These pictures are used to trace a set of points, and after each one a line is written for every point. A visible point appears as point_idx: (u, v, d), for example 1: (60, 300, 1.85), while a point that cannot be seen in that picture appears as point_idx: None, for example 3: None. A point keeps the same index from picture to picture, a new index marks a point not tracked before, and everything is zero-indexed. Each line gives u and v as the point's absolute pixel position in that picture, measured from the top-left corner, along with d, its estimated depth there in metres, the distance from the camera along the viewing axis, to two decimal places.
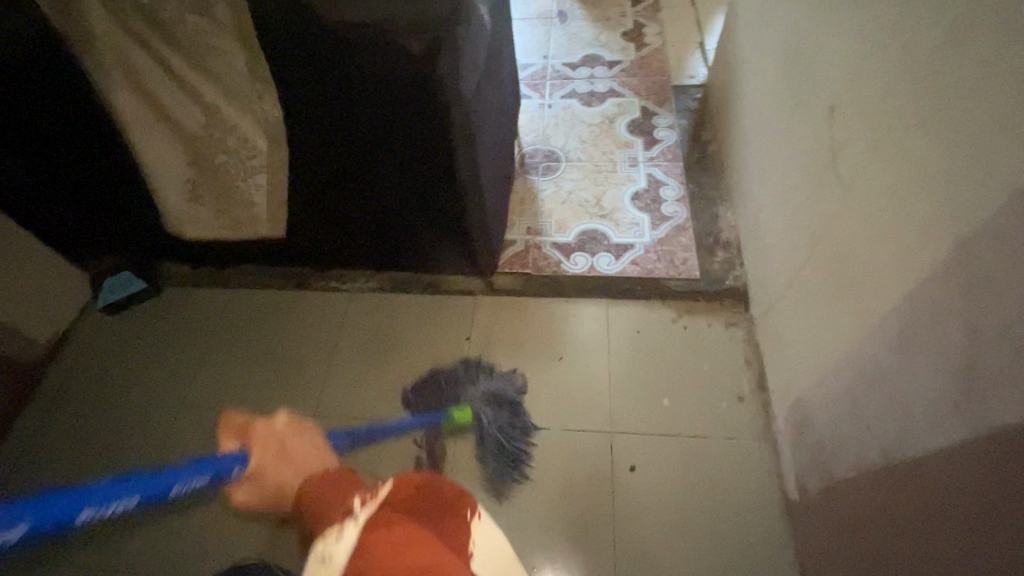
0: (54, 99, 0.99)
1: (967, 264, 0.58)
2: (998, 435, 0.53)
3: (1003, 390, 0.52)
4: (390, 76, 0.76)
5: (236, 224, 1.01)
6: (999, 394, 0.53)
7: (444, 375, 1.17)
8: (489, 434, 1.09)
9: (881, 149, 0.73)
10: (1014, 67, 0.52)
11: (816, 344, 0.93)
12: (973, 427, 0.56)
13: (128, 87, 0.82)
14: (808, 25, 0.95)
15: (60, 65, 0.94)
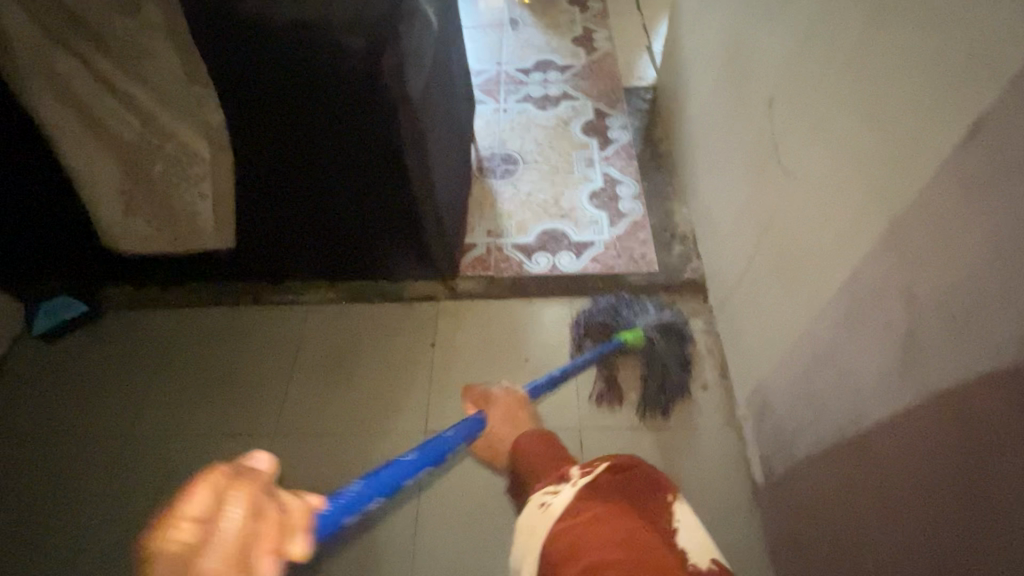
0: None
1: (898, 236, 0.60)
2: (940, 401, 0.55)
3: (940, 361, 0.55)
4: (332, 77, 0.75)
5: (179, 234, 0.98)
6: (935, 364, 0.56)
7: (594, 318, 1.20)
8: (654, 358, 1.13)
9: (817, 139, 0.77)
10: (930, 56, 0.56)
11: (769, 330, 0.96)
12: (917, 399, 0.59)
13: (53, 93, 0.78)
14: (744, 25, 1.00)
15: None
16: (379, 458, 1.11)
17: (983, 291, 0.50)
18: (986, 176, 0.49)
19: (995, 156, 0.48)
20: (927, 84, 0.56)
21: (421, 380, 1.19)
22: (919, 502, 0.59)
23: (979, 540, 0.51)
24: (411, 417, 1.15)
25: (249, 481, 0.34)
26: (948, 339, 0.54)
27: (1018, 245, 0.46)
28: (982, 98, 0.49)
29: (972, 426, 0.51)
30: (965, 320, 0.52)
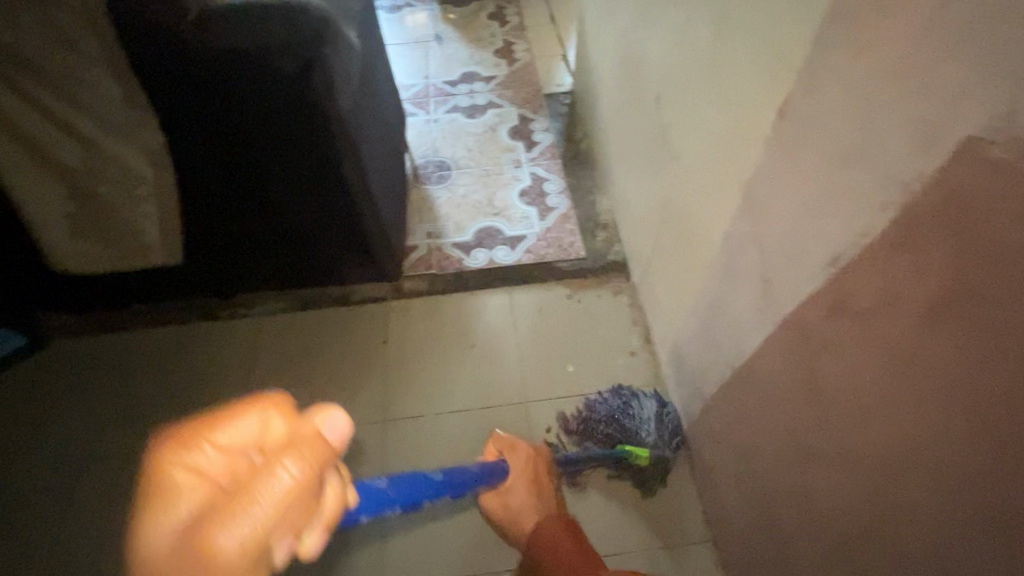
0: None
1: (743, 199, 0.76)
2: (779, 325, 0.70)
3: (776, 293, 0.70)
4: (264, 94, 0.83)
5: (128, 253, 1.02)
6: (774, 296, 0.71)
7: (599, 415, 1.14)
8: (646, 470, 1.09)
9: (691, 127, 0.92)
10: (746, 56, 0.71)
11: (674, 294, 1.11)
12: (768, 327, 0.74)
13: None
14: (633, 33, 1.15)
15: None
16: (340, 451, 1.18)
17: (793, 233, 0.65)
18: (785, 144, 0.64)
19: (788, 129, 0.63)
20: (746, 78, 0.71)
21: (375, 376, 1.27)
22: (777, 409, 0.74)
23: (814, 427, 0.66)
24: (368, 411, 1.23)
25: (313, 453, 0.31)
26: (777, 275, 0.69)
27: (807, 195, 0.61)
28: (776, 87, 0.64)
29: (799, 338, 0.66)
30: (785, 260, 0.67)
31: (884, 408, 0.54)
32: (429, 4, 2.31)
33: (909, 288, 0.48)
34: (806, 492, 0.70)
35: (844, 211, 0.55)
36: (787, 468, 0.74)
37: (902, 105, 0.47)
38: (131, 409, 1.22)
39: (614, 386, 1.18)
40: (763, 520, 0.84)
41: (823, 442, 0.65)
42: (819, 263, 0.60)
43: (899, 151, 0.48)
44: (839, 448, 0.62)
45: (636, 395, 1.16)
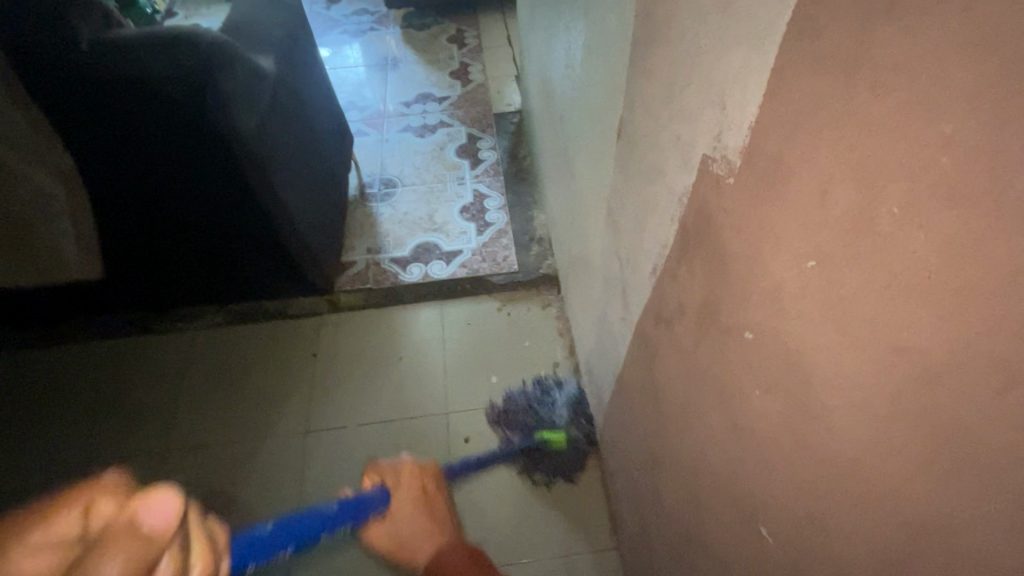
0: None
1: (608, 215, 0.79)
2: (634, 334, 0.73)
3: (630, 304, 0.73)
4: (160, 117, 0.88)
5: (48, 269, 1.06)
6: (629, 308, 0.74)
7: (517, 410, 1.20)
8: (557, 458, 1.14)
9: (580, 145, 0.96)
10: (600, 77, 0.75)
11: (584, 306, 1.13)
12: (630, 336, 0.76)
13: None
14: (545, 53, 1.20)
15: None
16: (261, 462, 1.20)
17: (633, 246, 0.68)
18: (623, 160, 0.67)
19: (623, 145, 0.66)
20: (601, 97, 0.75)
21: (302, 388, 1.30)
22: (640, 415, 0.76)
23: (659, 431, 0.68)
24: (292, 422, 1.25)
25: None
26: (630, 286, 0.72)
27: (637, 208, 0.64)
28: (615, 107, 0.68)
29: (643, 347, 0.69)
30: (631, 270, 0.70)
31: (690, 413, 0.56)
32: (392, 28, 2.39)
33: (688, 298, 0.51)
34: (659, 498, 0.72)
35: (654, 227, 0.58)
36: (649, 474, 0.77)
37: (673, 126, 0.50)
38: (65, 420, 1.27)
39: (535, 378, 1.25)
40: (643, 530, 0.85)
41: (666, 448, 0.67)
42: (646, 274, 0.63)
43: (674, 169, 0.51)
44: (672, 452, 0.64)
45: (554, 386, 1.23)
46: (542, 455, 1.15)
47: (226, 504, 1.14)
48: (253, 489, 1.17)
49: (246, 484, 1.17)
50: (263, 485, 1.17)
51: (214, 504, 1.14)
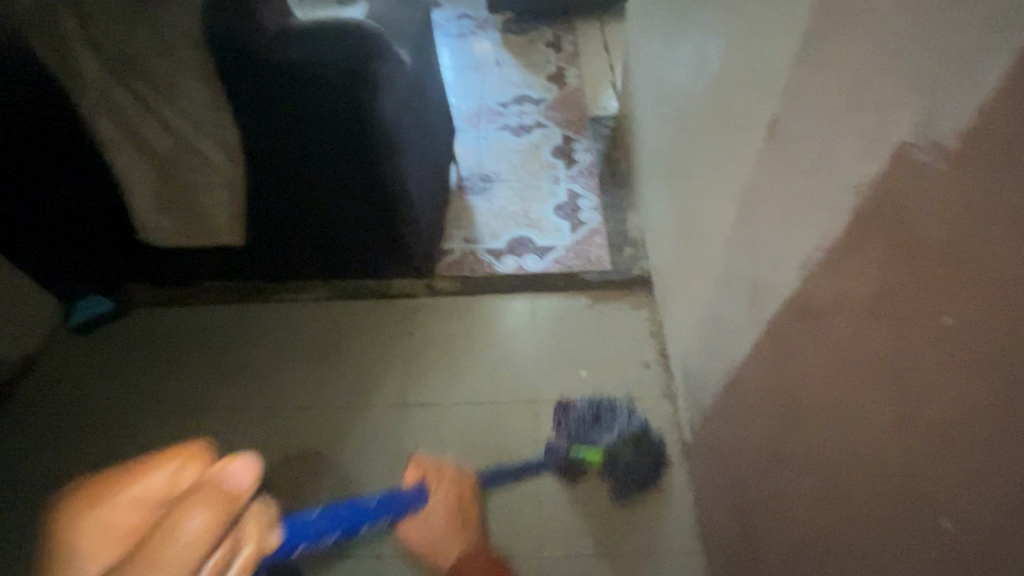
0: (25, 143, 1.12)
1: (740, 212, 0.79)
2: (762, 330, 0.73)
3: (760, 301, 0.73)
4: (319, 100, 0.97)
5: (201, 228, 1.19)
6: (757, 304, 0.74)
7: (569, 424, 1.17)
8: (620, 447, 1.11)
9: (705, 142, 0.96)
10: (748, 73, 0.75)
11: (685, 307, 1.13)
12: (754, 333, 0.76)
13: (101, 109, 0.99)
14: (664, 56, 1.21)
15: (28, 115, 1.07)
16: (360, 428, 1.28)
17: (775, 241, 0.68)
18: (772, 155, 0.68)
19: (775, 141, 0.66)
20: (746, 94, 0.76)
21: (399, 364, 1.37)
22: (760, 412, 0.75)
23: (785, 428, 0.68)
24: (389, 395, 1.32)
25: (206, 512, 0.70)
26: (762, 282, 0.72)
27: (785, 203, 0.65)
28: (767, 104, 0.69)
29: (774, 342, 0.69)
30: (768, 265, 0.70)
31: (836, 407, 0.56)
32: (491, 32, 2.48)
33: (856, 288, 0.51)
34: (776, 495, 0.72)
35: (811, 219, 0.59)
36: (763, 472, 0.76)
37: (855, 115, 0.50)
38: (191, 371, 1.40)
39: (596, 398, 1.18)
40: (745, 531, 0.84)
41: (794, 446, 0.67)
42: (791, 267, 0.63)
43: (851, 159, 0.51)
44: (801, 447, 0.64)
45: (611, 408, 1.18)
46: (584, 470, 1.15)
47: (328, 463, 1.23)
48: (352, 452, 1.25)
49: (346, 447, 1.25)
50: (360, 449, 1.25)
51: (317, 461, 1.23)
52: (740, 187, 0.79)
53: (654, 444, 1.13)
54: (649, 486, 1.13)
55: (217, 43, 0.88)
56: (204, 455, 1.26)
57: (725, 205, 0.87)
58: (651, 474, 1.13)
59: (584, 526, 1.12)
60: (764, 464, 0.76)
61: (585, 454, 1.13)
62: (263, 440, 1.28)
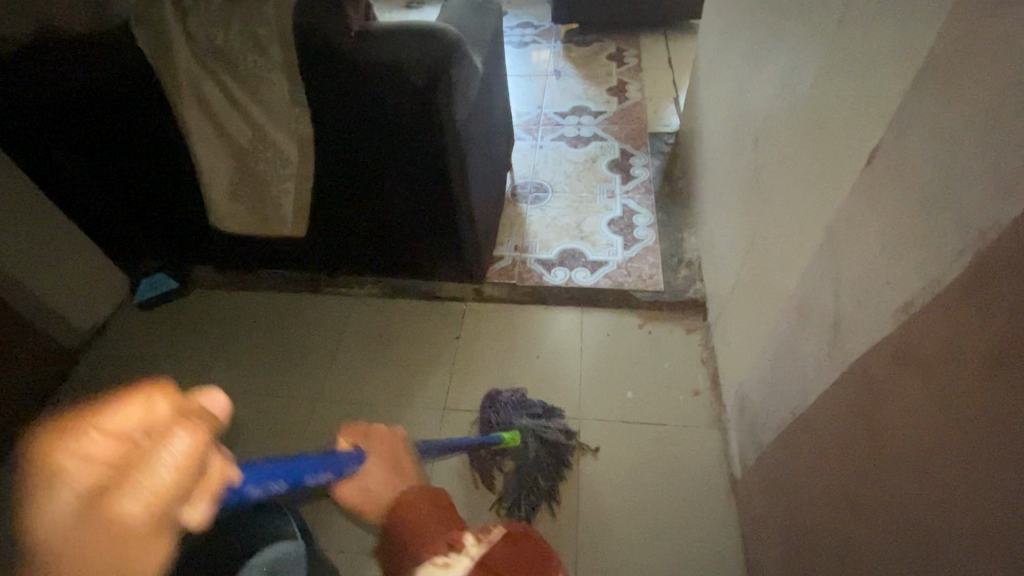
0: (114, 126, 1.18)
1: (825, 244, 0.75)
2: (843, 372, 0.68)
3: (841, 339, 0.69)
4: (395, 102, 0.97)
5: (270, 220, 1.19)
6: (837, 343, 0.70)
7: (492, 413, 1.22)
8: (539, 439, 1.17)
9: (784, 168, 0.92)
10: (846, 100, 0.72)
11: (747, 336, 1.08)
12: (831, 374, 0.72)
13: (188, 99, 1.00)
14: (743, 75, 1.17)
15: (120, 100, 1.12)
16: (400, 428, 1.28)
17: (867, 280, 0.64)
18: (872, 188, 0.64)
19: (877, 173, 0.62)
20: (843, 121, 0.72)
21: (443, 367, 1.37)
22: (833, 458, 0.71)
23: (865, 480, 0.63)
24: (431, 397, 1.32)
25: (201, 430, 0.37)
26: (846, 321, 0.68)
27: (884, 239, 0.61)
28: (869, 136, 0.65)
29: (857, 387, 0.65)
30: (856, 304, 0.66)
31: (934, 466, 0.51)
32: (553, 42, 2.48)
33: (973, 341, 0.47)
34: (847, 549, 0.67)
35: (919, 260, 0.54)
36: (832, 522, 0.71)
37: (988, 154, 0.46)
38: (242, 355, 1.44)
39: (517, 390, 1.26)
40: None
41: (874, 501, 0.62)
42: (889, 310, 0.59)
43: (980, 200, 0.47)
44: (884, 505, 0.59)
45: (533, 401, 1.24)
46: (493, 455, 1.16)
47: None
48: None
49: None
50: None
51: None
52: (829, 217, 0.75)
53: (569, 449, 1.19)
54: (552, 494, 1.14)
55: (305, 42, 0.90)
56: (248, 439, 1.29)
57: (806, 235, 0.82)
58: (544, 486, 1.14)
59: (582, 562, 1.06)
60: (834, 514, 0.71)
61: (504, 434, 1.15)
62: (306, 430, 1.29)
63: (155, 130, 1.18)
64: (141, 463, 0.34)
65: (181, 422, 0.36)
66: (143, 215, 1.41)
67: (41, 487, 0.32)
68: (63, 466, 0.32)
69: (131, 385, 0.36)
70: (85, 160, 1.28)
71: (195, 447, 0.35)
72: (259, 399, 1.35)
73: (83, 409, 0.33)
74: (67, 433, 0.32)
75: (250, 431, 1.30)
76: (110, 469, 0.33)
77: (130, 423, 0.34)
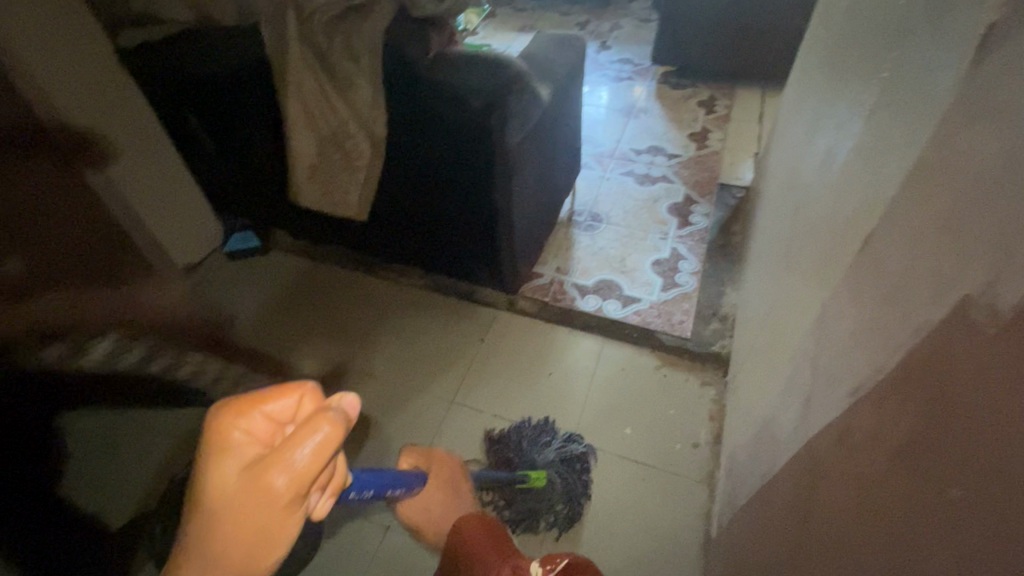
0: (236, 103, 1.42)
1: (818, 318, 0.76)
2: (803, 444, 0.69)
3: (812, 413, 0.69)
4: (457, 118, 1.10)
5: (338, 203, 1.35)
6: (808, 415, 0.70)
7: (510, 445, 1.24)
8: (559, 468, 1.19)
9: (808, 239, 0.93)
10: (859, 186, 0.73)
11: (751, 399, 1.07)
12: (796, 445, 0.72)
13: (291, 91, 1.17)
14: (802, 144, 1.17)
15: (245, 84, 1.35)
16: (409, 409, 1.39)
17: (839, 359, 0.64)
18: (859, 272, 0.65)
19: (865, 259, 0.63)
20: (853, 204, 0.73)
21: (461, 363, 1.46)
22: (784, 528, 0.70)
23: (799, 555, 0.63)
24: (444, 388, 1.42)
25: (340, 422, 0.42)
26: (817, 395, 0.68)
27: (857, 323, 0.61)
28: (866, 222, 0.66)
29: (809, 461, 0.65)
30: (825, 381, 0.67)
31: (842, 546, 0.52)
32: (648, 81, 2.53)
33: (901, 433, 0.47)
34: None
35: (871, 348, 0.55)
36: None
37: (938, 254, 0.47)
38: (297, 314, 1.63)
39: (538, 420, 1.28)
40: None
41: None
42: (844, 390, 0.60)
43: (922, 297, 0.48)
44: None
45: (553, 435, 1.26)
46: (518, 493, 1.16)
47: (374, 430, 1.35)
48: (396, 428, 1.36)
49: (393, 421, 1.37)
50: (404, 428, 1.36)
51: (366, 424, 1.36)
52: (826, 294, 0.75)
53: (588, 474, 1.21)
54: (577, 516, 1.16)
55: (391, 59, 1.05)
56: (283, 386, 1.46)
57: (809, 309, 0.82)
58: (567, 511, 1.15)
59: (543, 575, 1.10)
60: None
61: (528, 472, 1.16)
62: (330, 390, 1.44)
63: (266, 110, 1.39)
64: (285, 447, 0.39)
65: (323, 416, 0.41)
66: (247, 180, 1.65)
67: (213, 452, 0.40)
68: (230, 436, 0.40)
69: (289, 381, 0.44)
70: (210, 127, 1.53)
71: (333, 439, 0.40)
72: (300, 356, 1.52)
73: (249, 396, 0.42)
74: (239, 412, 0.41)
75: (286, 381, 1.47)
76: (264, 446, 0.41)
77: (283, 413, 0.43)
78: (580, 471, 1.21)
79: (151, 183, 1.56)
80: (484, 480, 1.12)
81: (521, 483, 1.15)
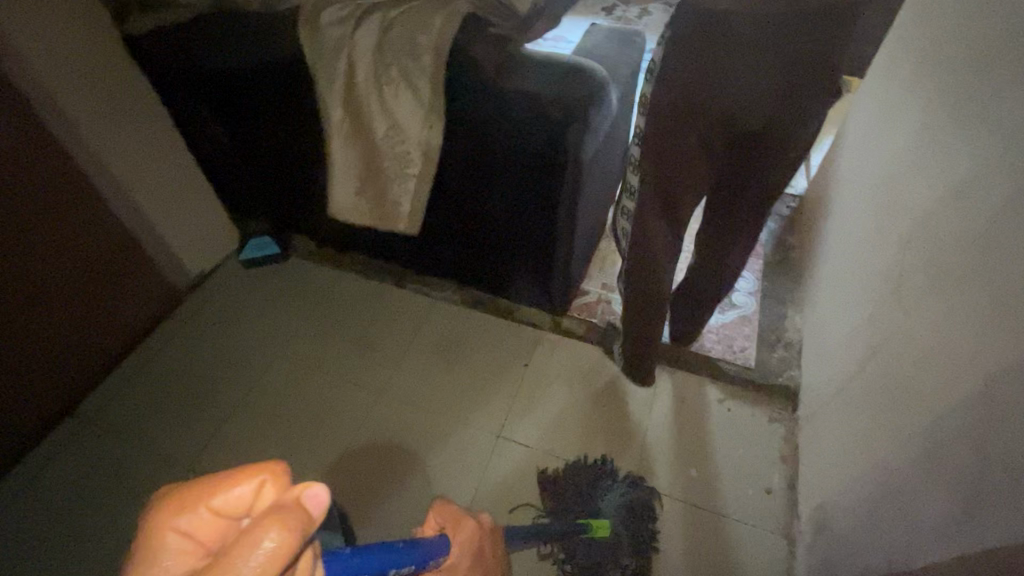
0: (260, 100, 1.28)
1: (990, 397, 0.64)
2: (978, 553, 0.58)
3: (994, 518, 0.58)
4: (526, 131, 0.97)
5: (383, 220, 1.19)
6: (989, 518, 0.59)
7: (566, 489, 1.15)
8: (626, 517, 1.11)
9: (938, 285, 0.82)
10: None
11: (850, 452, 0.97)
12: (961, 548, 0.62)
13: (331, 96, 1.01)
14: (897, 164, 1.05)
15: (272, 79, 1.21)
16: (453, 441, 1.28)
17: None
18: None
19: None
20: None
21: (507, 390, 1.35)
22: None
23: None
24: (489, 418, 1.31)
25: (297, 522, 0.30)
26: (1003, 499, 0.58)
27: None
28: None
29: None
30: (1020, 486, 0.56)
31: None
32: None
33: None
34: None
35: None
36: None
37: None
38: (322, 329, 1.50)
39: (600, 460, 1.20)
40: None
41: None
42: None
43: None
44: None
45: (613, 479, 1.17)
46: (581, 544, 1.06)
47: (415, 465, 1.25)
48: (439, 463, 1.25)
49: (435, 455, 1.26)
50: (446, 463, 1.25)
51: (406, 458, 1.26)
52: (1008, 368, 0.63)
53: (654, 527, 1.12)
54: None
55: (455, 65, 0.91)
56: (312, 413, 1.35)
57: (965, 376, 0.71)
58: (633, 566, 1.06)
59: None
60: None
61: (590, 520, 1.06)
62: (365, 418, 1.33)
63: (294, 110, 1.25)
64: (222, 563, 0.28)
65: (273, 517, 0.30)
66: (267, 182, 1.51)
67: (141, 558, 0.31)
68: (165, 540, 0.31)
69: (254, 461, 0.34)
70: (230, 126, 1.39)
71: (281, 554, 0.28)
72: (331, 377, 1.41)
73: (197, 485, 0.32)
74: (182, 506, 0.32)
75: (316, 407, 1.36)
76: (203, 556, 0.31)
77: (237, 505, 0.32)
78: (648, 521, 1.12)
79: (160, 185, 1.43)
80: (543, 531, 1.02)
81: (582, 533, 1.04)
